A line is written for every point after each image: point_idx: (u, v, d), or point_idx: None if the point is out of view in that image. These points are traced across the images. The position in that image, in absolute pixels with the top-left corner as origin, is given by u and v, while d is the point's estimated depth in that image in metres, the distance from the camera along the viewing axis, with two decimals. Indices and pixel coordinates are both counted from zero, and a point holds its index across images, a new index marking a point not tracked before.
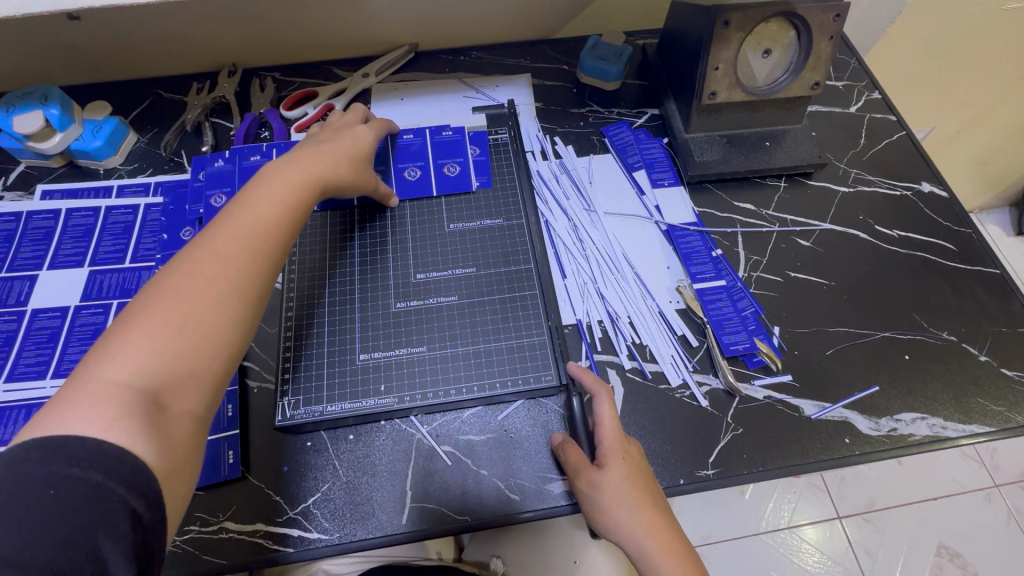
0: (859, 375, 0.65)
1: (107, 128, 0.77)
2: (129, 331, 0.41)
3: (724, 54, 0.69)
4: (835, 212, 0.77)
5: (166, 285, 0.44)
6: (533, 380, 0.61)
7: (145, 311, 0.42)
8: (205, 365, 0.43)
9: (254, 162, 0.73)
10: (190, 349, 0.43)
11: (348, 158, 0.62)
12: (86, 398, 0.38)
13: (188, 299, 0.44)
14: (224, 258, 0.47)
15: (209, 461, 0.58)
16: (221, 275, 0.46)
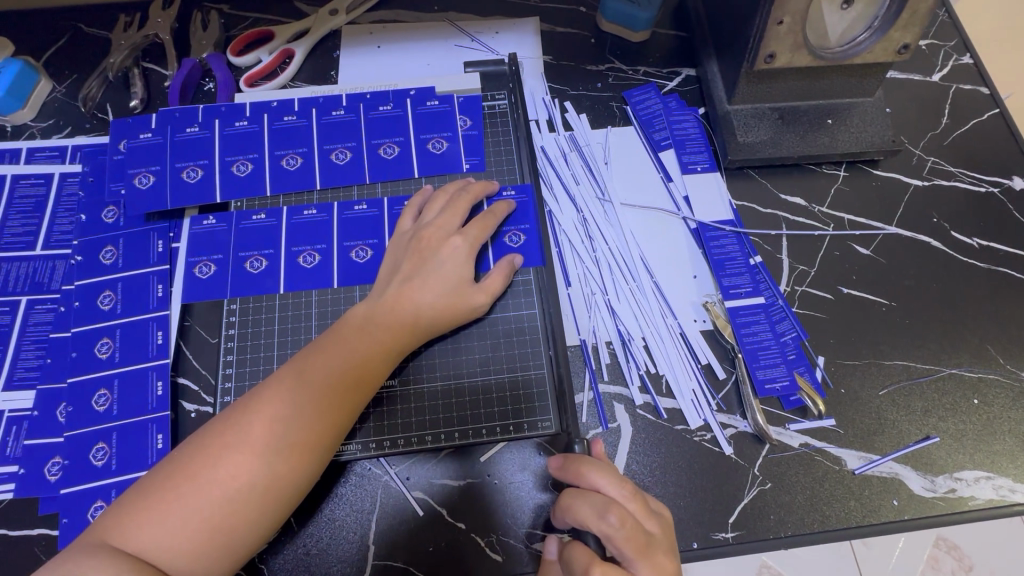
0: (916, 422, 0.54)
1: (10, 74, 0.63)
2: (188, 477, 0.40)
3: (792, 4, 0.52)
4: (904, 212, 0.63)
5: (234, 431, 0.42)
6: (527, 427, 0.51)
7: (210, 459, 0.41)
8: (226, 553, 0.40)
9: (189, 127, 0.59)
10: (221, 530, 0.40)
11: (453, 258, 0.52)
12: (143, 534, 0.38)
13: (242, 471, 0.41)
14: (298, 419, 0.43)
15: None
16: (287, 443, 0.42)
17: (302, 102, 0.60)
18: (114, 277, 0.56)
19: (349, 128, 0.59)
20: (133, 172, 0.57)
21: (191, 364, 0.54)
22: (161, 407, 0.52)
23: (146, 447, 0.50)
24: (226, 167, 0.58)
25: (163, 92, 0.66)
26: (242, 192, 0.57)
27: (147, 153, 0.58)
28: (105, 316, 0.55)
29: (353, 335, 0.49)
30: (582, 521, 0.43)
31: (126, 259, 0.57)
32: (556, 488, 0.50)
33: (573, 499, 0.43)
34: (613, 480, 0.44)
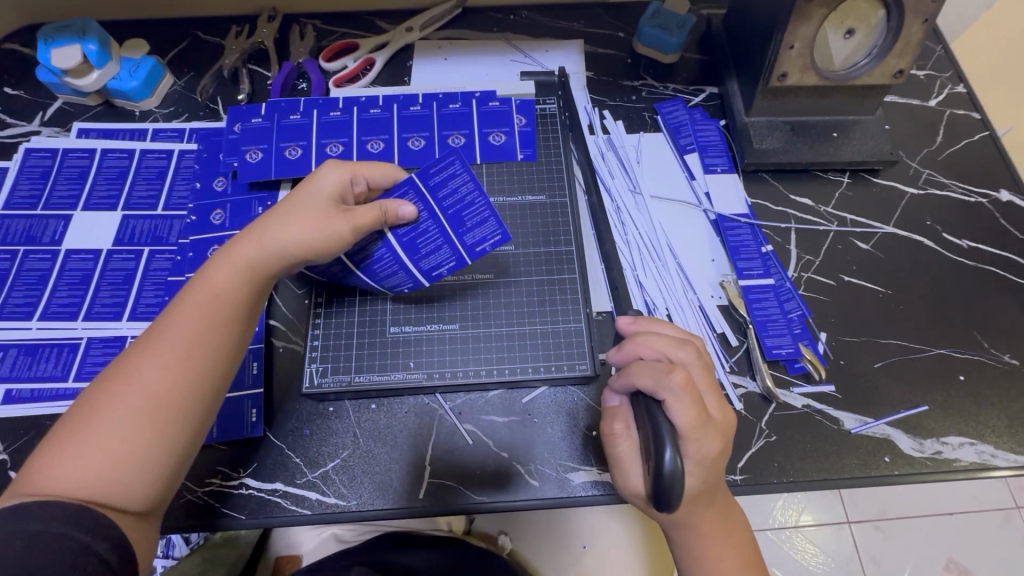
0: (908, 392, 0.62)
1: (144, 67, 0.75)
2: (157, 338, 0.47)
3: (801, 32, 0.63)
4: (901, 215, 0.71)
5: (197, 297, 0.49)
6: (566, 369, 0.59)
7: (177, 317, 0.48)
8: (190, 398, 0.46)
9: (292, 115, 0.71)
10: (188, 375, 0.46)
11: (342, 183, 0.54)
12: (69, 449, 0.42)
13: (202, 328, 0.48)
14: (245, 253, 0.51)
15: (232, 418, 0.58)
16: (232, 291, 0.50)
17: (384, 99, 0.72)
18: (221, 234, 0.67)
19: (424, 121, 0.70)
20: (246, 149, 0.69)
21: (281, 308, 0.64)
22: (256, 340, 0.62)
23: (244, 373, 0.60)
24: (320, 148, 0.69)
25: (265, 89, 0.79)
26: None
27: (256, 134, 0.70)
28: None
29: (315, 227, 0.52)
30: (660, 348, 0.46)
31: (232, 219, 0.67)
32: (586, 427, 0.59)
33: (648, 335, 0.47)
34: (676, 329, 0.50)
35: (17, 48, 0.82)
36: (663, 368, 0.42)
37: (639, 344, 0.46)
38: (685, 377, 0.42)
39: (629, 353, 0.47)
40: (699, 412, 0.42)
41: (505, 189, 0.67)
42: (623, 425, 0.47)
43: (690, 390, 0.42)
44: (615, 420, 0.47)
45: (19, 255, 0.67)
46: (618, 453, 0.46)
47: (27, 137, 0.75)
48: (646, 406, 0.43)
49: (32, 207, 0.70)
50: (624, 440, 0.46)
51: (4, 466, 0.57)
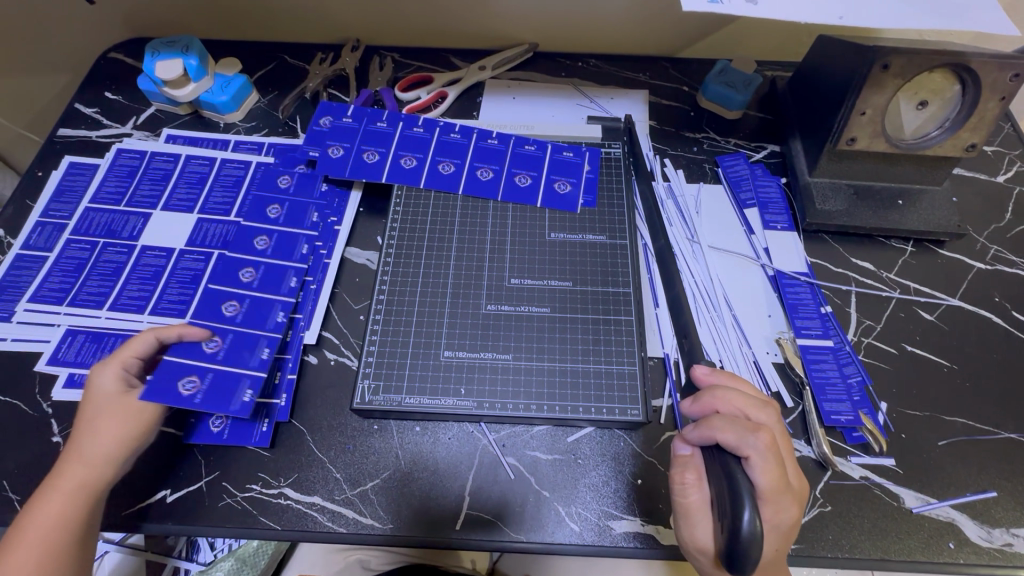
0: (975, 475, 0.58)
1: (235, 84, 0.80)
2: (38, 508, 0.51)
3: (874, 100, 0.64)
4: (967, 288, 0.70)
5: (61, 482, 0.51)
6: (618, 413, 0.57)
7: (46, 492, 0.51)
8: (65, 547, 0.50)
9: (378, 122, 0.74)
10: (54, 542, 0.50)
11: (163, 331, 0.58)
12: None
13: (65, 507, 0.51)
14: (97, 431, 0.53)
15: (245, 424, 0.59)
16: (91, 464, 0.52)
17: (457, 129, 0.75)
18: (258, 258, 0.66)
19: (495, 155, 0.73)
20: (329, 144, 0.73)
21: (337, 321, 0.66)
22: (290, 354, 0.63)
23: (287, 380, 0.61)
24: (396, 160, 0.72)
25: None
26: (404, 178, 0.70)
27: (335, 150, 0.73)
28: (248, 287, 0.64)
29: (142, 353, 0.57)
30: (740, 406, 0.46)
31: (275, 248, 0.67)
32: (630, 475, 0.57)
33: (726, 392, 0.47)
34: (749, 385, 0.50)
35: (120, 57, 0.88)
36: (750, 425, 0.42)
37: (719, 397, 0.46)
38: (771, 439, 0.42)
39: (706, 405, 0.47)
40: (780, 475, 0.42)
41: (567, 228, 0.68)
42: (695, 475, 0.44)
43: (774, 452, 0.42)
44: (685, 469, 0.45)
45: (98, 246, 0.70)
46: (685, 504, 0.44)
47: (119, 139, 0.80)
48: (724, 460, 0.42)
49: (116, 203, 0.74)
50: (693, 492, 0.44)
51: (56, 449, 0.58)
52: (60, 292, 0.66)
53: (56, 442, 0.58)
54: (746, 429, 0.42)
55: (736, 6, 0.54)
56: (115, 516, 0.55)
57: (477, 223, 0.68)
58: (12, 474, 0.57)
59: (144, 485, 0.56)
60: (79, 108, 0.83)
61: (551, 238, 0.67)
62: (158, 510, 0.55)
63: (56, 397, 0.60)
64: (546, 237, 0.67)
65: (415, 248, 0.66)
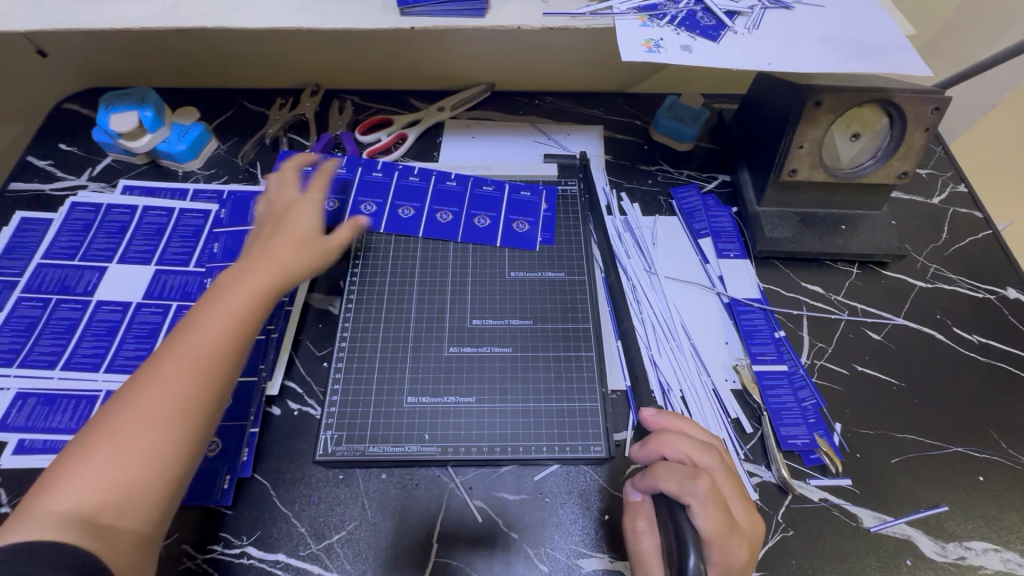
0: (927, 491, 0.60)
1: (193, 132, 0.80)
2: (68, 471, 0.42)
3: (810, 133, 0.68)
4: (910, 307, 0.73)
5: (121, 416, 0.44)
6: (581, 450, 0.58)
7: (110, 419, 0.44)
8: (155, 489, 0.43)
9: (337, 168, 0.76)
10: (145, 483, 0.43)
11: (311, 239, 0.57)
12: (33, 528, 0.39)
13: (141, 450, 0.43)
14: (198, 343, 0.48)
15: (205, 482, 0.57)
16: (177, 385, 0.46)
17: (416, 172, 0.76)
18: None
19: (454, 197, 0.74)
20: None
21: (301, 370, 0.65)
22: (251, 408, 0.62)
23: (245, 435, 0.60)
24: (356, 205, 0.73)
25: None
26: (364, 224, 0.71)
27: None
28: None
29: (298, 274, 0.55)
30: (685, 449, 0.47)
31: None
32: (597, 512, 0.57)
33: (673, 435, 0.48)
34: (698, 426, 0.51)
35: (75, 108, 0.88)
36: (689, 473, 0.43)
37: (663, 441, 0.47)
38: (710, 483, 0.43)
39: (653, 450, 0.48)
40: (725, 518, 0.42)
41: (525, 265, 0.70)
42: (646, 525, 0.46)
43: (715, 497, 0.43)
44: (638, 518, 0.48)
45: (51, 303, 0.69)
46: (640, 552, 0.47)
47: (74, 191, 0.79)
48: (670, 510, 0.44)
49: (70, 258, 0.72)
50: (645, 540, 0.46)
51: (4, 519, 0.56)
52: (10, 353, 0.65)
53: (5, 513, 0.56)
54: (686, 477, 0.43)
55: (673, 54, 0.57)
56: None
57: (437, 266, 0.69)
58: None
59: None
60: (31, 160, 0.82)
61: (511, 277, 0.69)
62: None
63: (5, 465, 0.58)
64: (506, 276, 0.69)
65: (375, 294, 0.67)
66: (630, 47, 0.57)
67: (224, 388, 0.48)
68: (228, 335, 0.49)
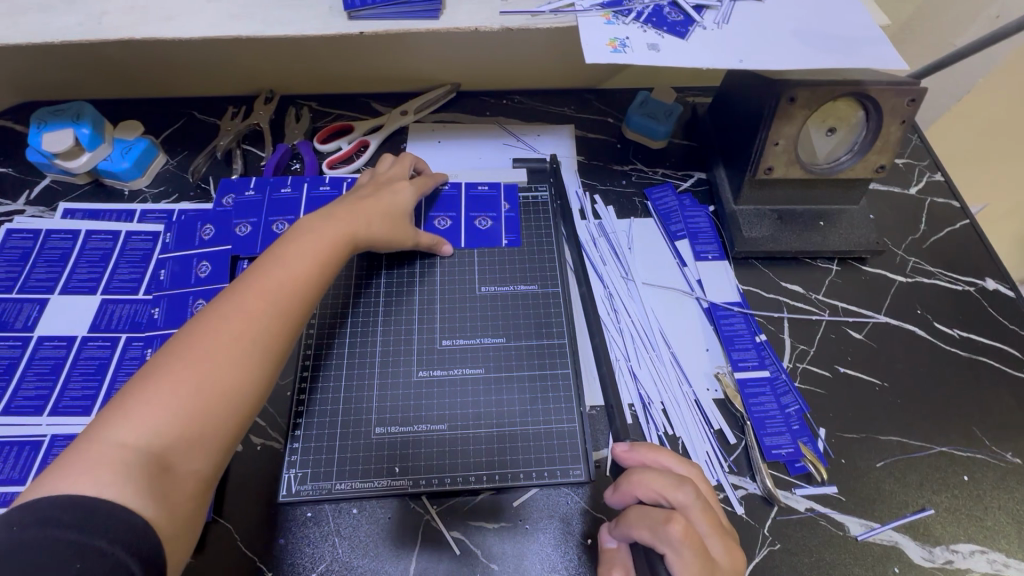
0: (912, 494, 0.59)
1: (137, 148, 0.75)
2: (148, 383, 0.43)
3: (785, 130, 0.65)
4: (891, 303, 0.72)
5: (202, 343, 0.46)
6: (560, 475, 0.56)
7: (191, 347, 0.45)
8: (221, 433, 0.44)
9: (282, 189, 0.74)
10: (207, 424, 0.44)
11: (388, 208, 0.62)
12: (91, 461, 0.39)
13: (212, 388, 0.44)
14: (281, 288, 0.50)
15: None
16: (255, 328, 0.48)
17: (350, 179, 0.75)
18: None
19: None
20: (236, 223, 0.71)
21: None
22: None
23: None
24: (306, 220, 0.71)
25: (259, 170, 0.79)
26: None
27: (247, 212, 0.72)
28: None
29: (370, 236, 0.59)
30: (658, 489, 0.44)
31: None
32: (580, 535, 0.55)
33: (644, 472, 0.45)
34: (671, 456, 0.48)
35: (8, 125, 0.82)
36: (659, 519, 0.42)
37: (634, 482, 0.45)
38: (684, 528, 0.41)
39: (625, 494, 0.46)
40: (703, 563, 0.41)
41: (496, 279, 0.67)
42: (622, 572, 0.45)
43: (691, 541, 0.41)
44: (613, 567, 0.46)
45: None
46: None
47: (10, 217, 0.74)
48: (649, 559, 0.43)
49: (8, 290, 0.67)
50: None
51: None
52: None
53: None
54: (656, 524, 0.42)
55: (640, 54, 0.54)
56: None
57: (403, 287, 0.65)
58: None
59: None
60: None
61: (482, 292, 0.65)
62: None
63: None
64: (476, 291, 0.66)
65: (336, 319, 0.63)
66: (594, 48, 0.54)
67: (291, 343, 0.50)
68: (300, 288, 0.52)
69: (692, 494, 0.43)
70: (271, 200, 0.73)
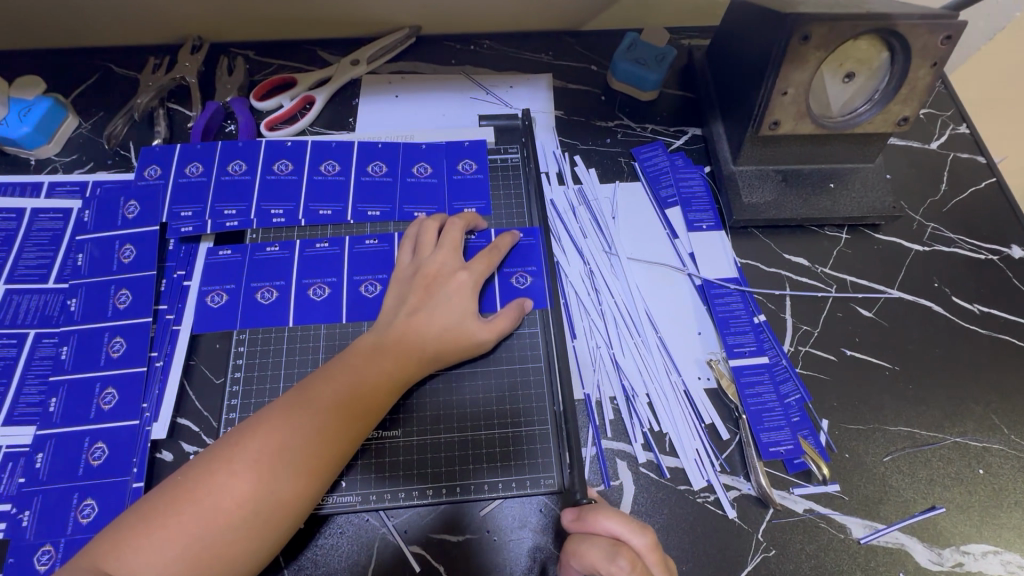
0: (922, 491, 0.54)
1: (39, 111, 0.64)
2: (183, 495, 0.41)
3: (796, 77, 0.55)
4: (905, 276, 0.64)
5: (237, 456, 0.42)
6: (530, 484, 0.51)
7: (228, 459, 0.42)
8: (245, 553, 0.41)
9: (231, 167, 0.61)
10: (240, 543, 0.41)
11: (447, 263, 0.54)
12: None
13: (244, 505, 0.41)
14: (329, 394, 0.47)
15: None
16: (280, 473, 0.42)
17: (331, 159, 0.62)
18: (114, 372, 0.54)
19: (384, 191, 0.61)
20: (177, 208, 0.59)
21: (195, 404, 0.54)
22: (134, 462, 0.51)
23: (127, 493, 0.49)
24: (262, 213, 0.59)
25: (186, 132, 0.68)
26: (274, 238, 0.59)
27: (190, 196, 0.60)
28: (98, 419, 0.52)
29: (469, 315, 0.53)
30: (592, 562, 0.42)
31: (125, 349, 0.54)
32: (555, 545, 0.49)
33: (581, 544, 0.43)
34: (618, 518, 0.43)
35: None
36: None
37: (570, 557, 0.43)
38: None
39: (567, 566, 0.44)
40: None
41: None
42: None
43: None
44: None
45: None
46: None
47: None
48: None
49: None
50: None
51: None
52: None
53: None
54: None
55: None
56: None
57: (371, 285, 0.57)
58: None
59: None
60: None
61: None
62: None
63: None
64: None
65: (276, 314, 0.56)
66: None
67: (327, 473, 0.45)
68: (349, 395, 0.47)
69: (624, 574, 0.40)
70: (218, 183, 0.60)
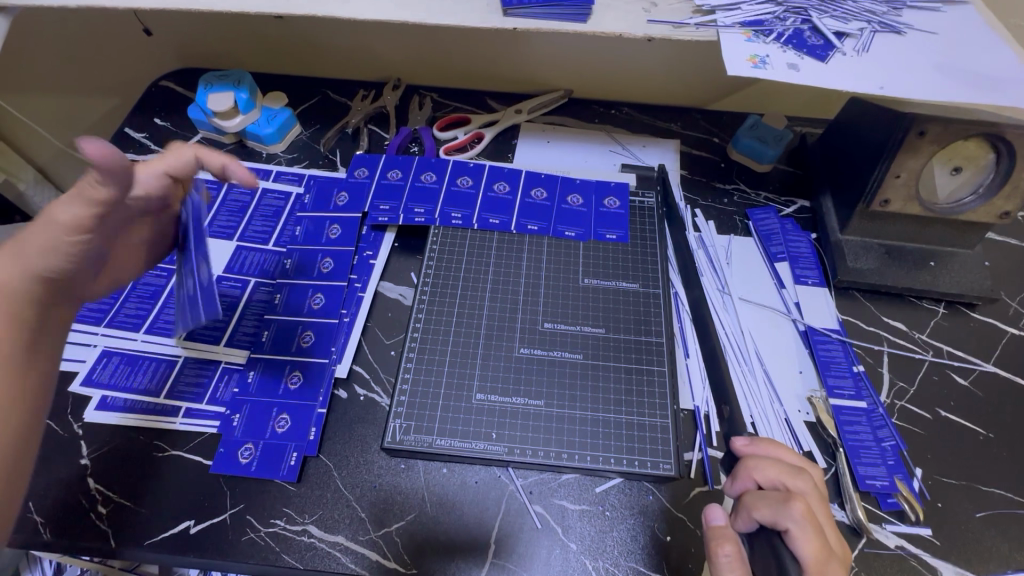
0: (1017, 552, 0.56)
1: (281, 117, 0.83)
2: None
3: (909, 164, 0.65)
4: (1001, 354, 0.69)
5: None
6: (649, 466, 0.57)
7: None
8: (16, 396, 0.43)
9: (424, 177, 0.77)
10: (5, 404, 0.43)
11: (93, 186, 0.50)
12: None
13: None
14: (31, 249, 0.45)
15: (273, 459, 0.58)
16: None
17: (502, 180, 0.78)
18: (313, 320, 0.67)
19: (542, 212, 0.75)
20: (377, 203, 0.75)
21: (369, 356, 0.66)
22: (323, 393, 0.62)
23: (313, 415, 0.61)
24: (444, 215, 0.74)
25: (381, 147, 0.85)
26: (450, 236, 0.73)
27: (388, 195, 0.76)
28: (299, 353, 0.64)
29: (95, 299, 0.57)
30: (777, 474, 0.48)
31: (324, 304, 0.68)
32: (662, 529, 0.56)
33: (760, 459, 0.50)
34: (789, 452, 0.52)
35: (171, 85, 0.92)
36: (783, 497, 0.45)
37: (753, 468, 0.49)
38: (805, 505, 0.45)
39: (744, 478, 0.49)
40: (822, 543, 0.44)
41: (599, 272, 0.70)
42: (732, 545, 0.45)
43: (812, 522, 0.44)
44: (723, 543, 0.46)
45: None
46: None
47: None
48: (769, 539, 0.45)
49: None
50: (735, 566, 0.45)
51: (84, 472, 0.58)
52: (99, 312, 0.68)
53: (85, 465, 0.58)
54: (779, 502, 0.45)
55: (779, 72, 0.56)
56: (138, 546, 0.54)
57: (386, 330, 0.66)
58: (39, 494, 0.57)
59: (169, 514, 0.56)
60: (128, 132, 0.86)
61: (585, 283, 0.69)
62: (178, 540, 0.54)
63: (88, 419, 0.61)
64: (579, 282, 0.70)
65: (446, 294, 0.68)
66: (735, 62, 0.56)
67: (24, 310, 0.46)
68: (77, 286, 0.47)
69: (810, 481, 0.48)
70: (412, 187, 0.77)
